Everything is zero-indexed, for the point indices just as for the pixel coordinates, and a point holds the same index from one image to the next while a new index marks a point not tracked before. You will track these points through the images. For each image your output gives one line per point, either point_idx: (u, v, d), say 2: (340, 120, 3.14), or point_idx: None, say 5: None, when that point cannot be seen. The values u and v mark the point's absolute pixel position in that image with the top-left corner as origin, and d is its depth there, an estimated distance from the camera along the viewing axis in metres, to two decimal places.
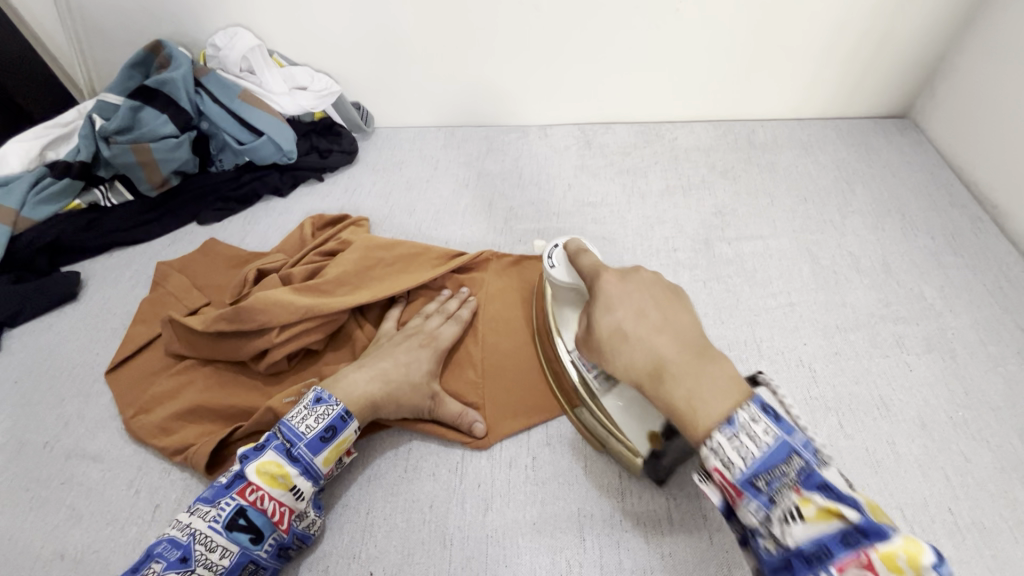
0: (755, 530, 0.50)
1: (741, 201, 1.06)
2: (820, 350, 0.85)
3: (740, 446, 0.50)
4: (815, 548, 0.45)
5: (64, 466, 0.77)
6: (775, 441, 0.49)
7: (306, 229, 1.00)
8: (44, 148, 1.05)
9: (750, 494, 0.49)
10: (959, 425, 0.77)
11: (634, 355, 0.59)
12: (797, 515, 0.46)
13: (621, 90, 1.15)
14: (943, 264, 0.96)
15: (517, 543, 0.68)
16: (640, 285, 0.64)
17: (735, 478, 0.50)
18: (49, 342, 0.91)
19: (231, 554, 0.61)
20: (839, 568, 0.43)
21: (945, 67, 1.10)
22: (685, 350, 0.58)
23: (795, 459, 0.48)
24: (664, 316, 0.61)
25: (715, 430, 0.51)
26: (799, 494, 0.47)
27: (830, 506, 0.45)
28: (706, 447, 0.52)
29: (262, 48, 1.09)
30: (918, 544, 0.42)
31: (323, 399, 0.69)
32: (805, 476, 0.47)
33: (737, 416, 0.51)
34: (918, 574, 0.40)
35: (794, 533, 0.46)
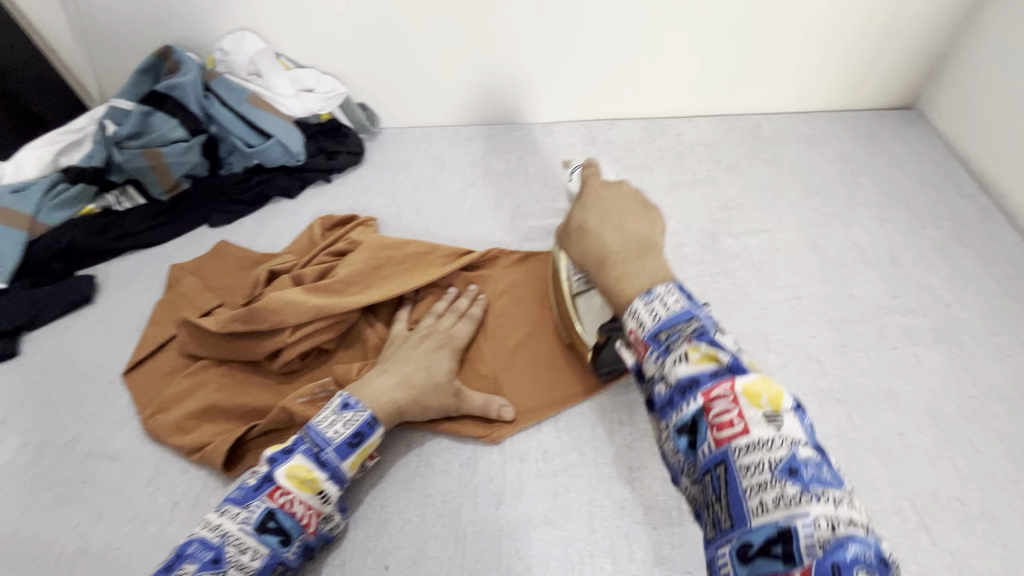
0: (652, 378, 0.50)
1: (747, 195, 1.07)
2: (828, 342, 0.85)
3: (652, 307, 0.52)
4: (690, 381, 0.46)
5: (85, 464, 0.79)
6: (682, 308, 0.51)
7: (315, 230, 1.01)
8: (57, 155, 1.07)
9: (652, 346, 0.50)
10: (968, 415, 0.77)
11: (589, 246, 0.63)
12: (684, 357, 0.48)
13: (625, 86, 1.16)
14: (950, 255, 0.96)
15: (530, 536, 0.69)
16: (619, 194, 0.66)
17: (644, 332, 0.51)
18: (67, 345, 0.93)
19: (261, 556, 0.62)
20: (707, 396, 0.45)
21: (951, 57, 1.09)
22: (632, 243, 0.61)
23: (695, 321, 0.50)
24: (626, 220, 0.64)
25: (636, 298, 0.54)
26: (690, 343, 0.48)
27: (711, 351, 0.47)
28: (628, 311, 0.54)
29: (268, 51, 1.09)
30: (778, 389, 0.44)
31: (350, 404, 0.70)
32: (699, 333, 0.49)
33: (655, 289, 0.54)
34: (774, 407, 0.43)
35: (678, 370, 0.47)
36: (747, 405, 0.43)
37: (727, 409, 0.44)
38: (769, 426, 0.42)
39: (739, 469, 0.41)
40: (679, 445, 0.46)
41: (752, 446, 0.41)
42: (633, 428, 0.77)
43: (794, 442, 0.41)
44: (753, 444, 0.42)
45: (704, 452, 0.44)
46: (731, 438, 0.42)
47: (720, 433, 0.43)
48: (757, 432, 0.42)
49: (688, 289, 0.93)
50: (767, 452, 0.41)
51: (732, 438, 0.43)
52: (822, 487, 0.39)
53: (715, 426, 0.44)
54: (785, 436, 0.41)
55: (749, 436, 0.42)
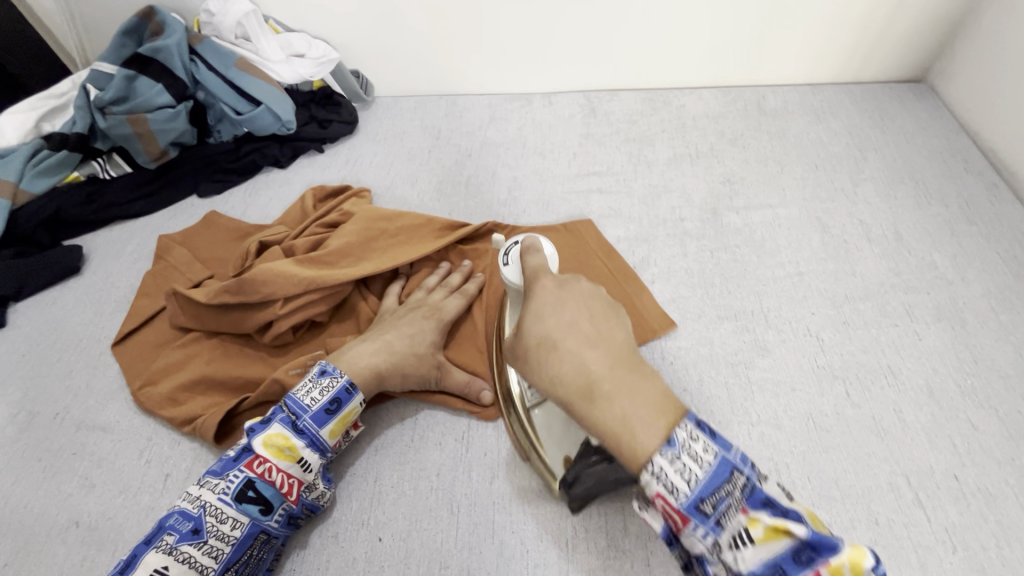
0: (702, 554, 0.46)
1: (750, 169, 1.04)
2: (828, 319, 0.84)
3: (682, 468, 0.45)
4: (769, 573, 0.43)
5: (75, 436, 0.78)
6: (716, 460, 0.45)
7: (307, 201, 0.98)
8: (39, 120, 1.03)
9: (696, 519, 0.45)
10: (967, 393, 0.76)
11: (561, 369, 0.50)
12: (747, 537, 0.44)
13: (627, 54, 1.11)
14: (956, 232, 0.94)
15: (524, 510, 0.69)
16: (580, 297, 0.54)
17: (681, 505, 0.45)
18: (54, 316, 0.91)
19: (241, 526, 0.61)
20: None
21: (964, 27, 1.05)
22: (617, 361, 0.50)
23: (738, 476, 0.45)
24: (597, 326, 0.52)
25: (655, 454, 0.46)
26: (747, 516, 0.44)
27: (778, 525, 0.43)
28: (646, 473, 0.46)
29: (257, 14, 1.05)
30: (858, 549, 0.42)
31: (328, 371, 0.69)
32: (750, 495, 0.45)
33: (676, 435, 0.46)
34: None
35: (745, 557, 0.43)
36: (755, 524, 0.43)
37: None
38: None
39: (738, 564, 0.44)
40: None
41: None
42: None
43: (775, 531, 0.43)
44: None
45: None
46: None
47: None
48: (743, 531, 0.44)
49: (687, 264, 0.91)
50: None
51: (720, 535, 0.45)
52: (808, 570, 0.42)
53: None
54: None
55: (737, 533, 0.44)
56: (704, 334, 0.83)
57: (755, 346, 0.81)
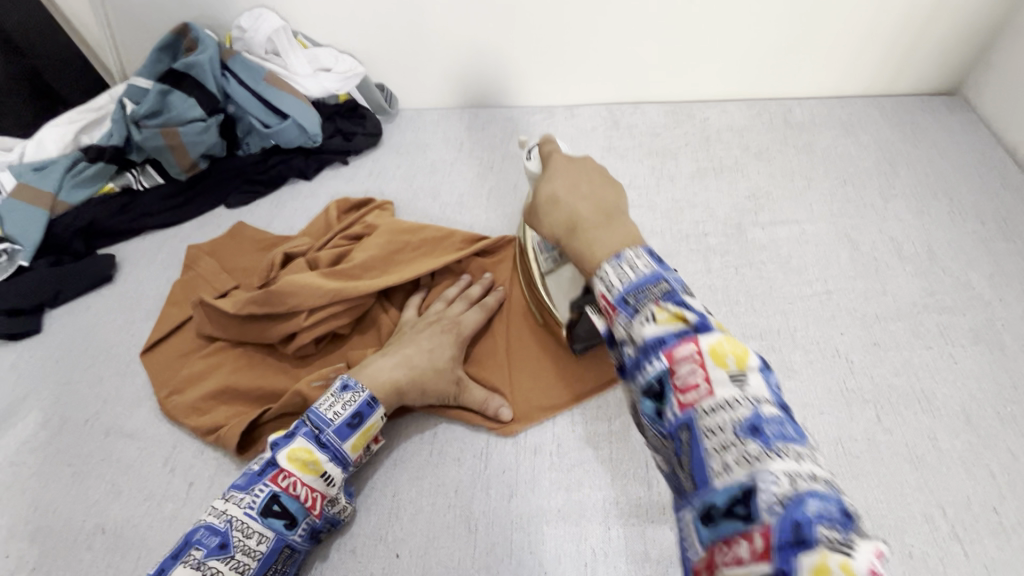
0: (621, 341, 0.50)
1: (775, 184, 1.02)
2: (857, 340, 0.82)
3: (622, 271, 0.52)
4: (657, 342, 0.46)
5: (103, 443, 0.80)
6: (650, 272, 0.52)
7: (332, 213, 1.00)
8: (78, 133, 1.07)
9: (620, 309, 0.51)
10: (1007, 421, 0.73)
11: (556, 215, 0.63)
12: (651, 318, 0.48)
13: (651, 66, 1.11)
14: (993, 251, 0.91)
15: (542, 529, 0.68)
16: (583, 168, 0.67)
17: (613, 297, 0.52)
18: (86, 323, 0.94)
19: (267, 540, 0.62)
20: (672, 358, 0.45)
21: (1002, 38, 1.02)
22: (601, 211, 0.61)
23: (663, 283, 0.50)
24: (591, 189, 0.64)
25: (606, 263, 0.54)
26: (658, 305, 0.48)
27: (678, 312, 0.47)
28: (598, 277, 0.55)
29: (286, 29, 1.08)
30: (744, 348, 0.45)
31: (350, 385, 0.69)
32: (667, 294, 0.49)
33: (624, 253, 0.54)
34: (739, 368, 0.44)
35: (645, 331, 0.48)
36: (714, 366, 0.44)
37: (693, 373, 0.44)
38: (732, 387, 0.43)
39: (703, 429, 0.42)
40: (647, 406, 0.48)
41: (715, 409, 0.42)
42: None
43: (757, 399, 0.42)
44: (716, 406, 0.42)
45: (669, 415, 0.45)
46: (695, 402, 0.43)
47: (685, 397, 0.44)
48: (722, 393, 0.42)
49: (710, 281, 0.90)
50: (730, 413, 0.41)
51: (696, 403, 0.43)
52: (785, 443, 0.39)
53: (681, 392, 0.44)
54: (748, 395, 0.42)
55: (716, 398, 0.42)
56: None
57: (781, 367, 0.80)
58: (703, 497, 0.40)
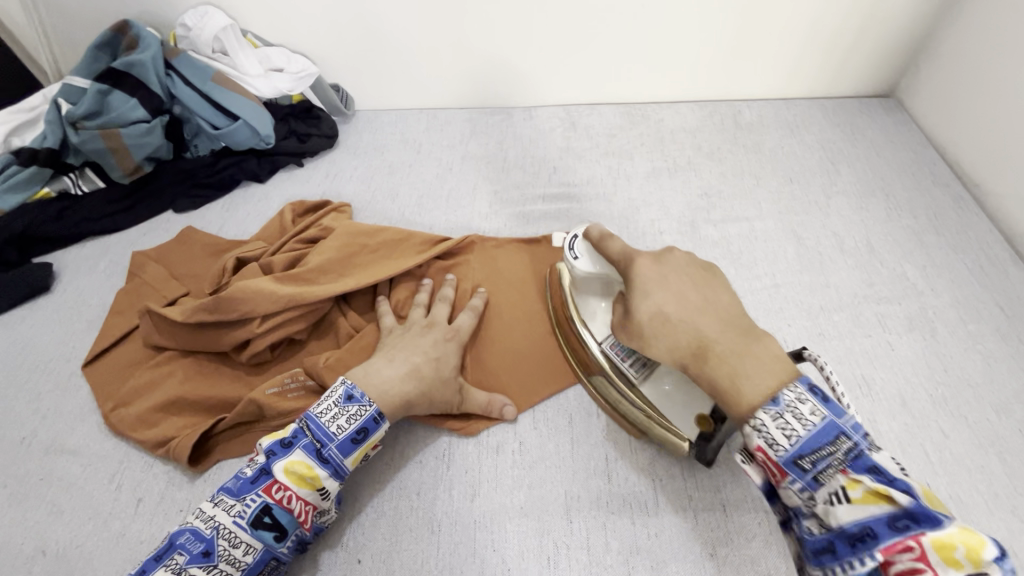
0: (798, 509, 0.54)
1: (726, 182, 1.06)
2: (804, 331, 0.85)
3: (784, 422, 0.52)
4: (862, 531, 0.48)
5: (42, 461, 0.76)
6: (823, 422, 0.52)
7: (286, 216, 0.97)
8: (8, 135, 1.01)
9: (793, 473, 0.52)
10: (938, 402, 0.78)
11: (677, 339, 0.61)
12: (844, 496, 0.49)
13: (606, 68, 1.13)
14: (925, 243, 0.96)
15: (504, 527, 0.68)
16: (676, 267, 0.66)
17: (780, 458, 0.52)
18: (22, 336, 0.89)
19: (254, 552, 0.60)
20: (887, 556, 0.46)
21: (930, 44, 1.09)
22: (730, 329, 0.60)
23: (843, 441, 0.51)
24: (702, 295, 0.64)
25: (760, 408, 0.54)
26: (847, 477, 0.50)
27: (879, 489, 0.48)
28: (750, 427, 0.54)
29: (234, 28, 1.04)
30: (978, 538, 0.44)
31: (355, 397, 0.66)
32: (854, 459, 0.50)
33: (782, 394, 0.54)
34: (977, 568, 0.43)
35: (838, 514, 0.49)
36: (945, 567, 0.44)
37: (918, 573, 0.44)
38: None
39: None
40: None
41: None
42: (610, 418, 0.77)
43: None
44: None
45: None
46: None
47: (891, 568, 0.46)
48: None
49: None
50: None
51: None
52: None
53: None
54: None
55: None
56: None
57: None
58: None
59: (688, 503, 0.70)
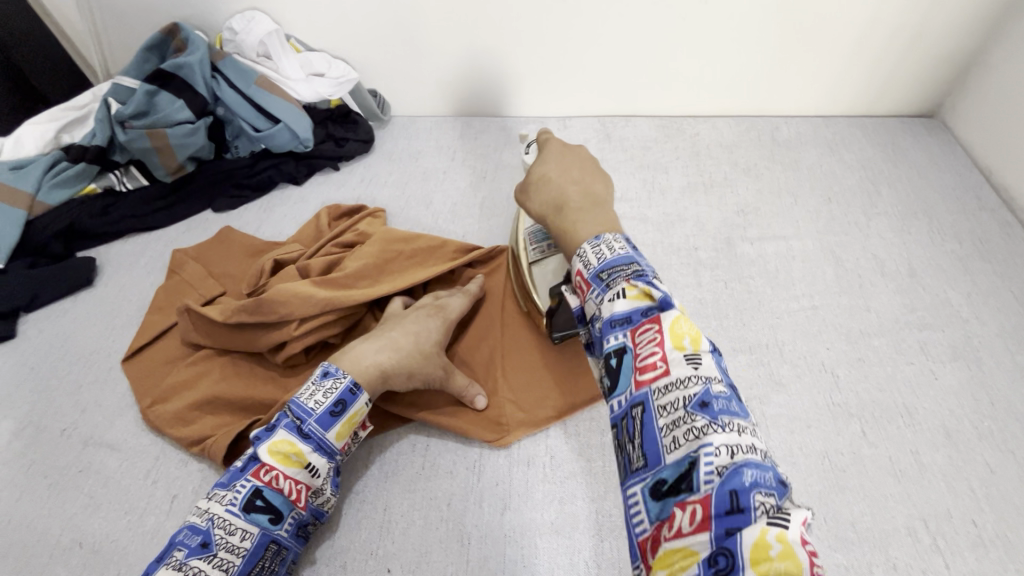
0: (593, 317, 0.54)
1: (763, 200, 1.04)
2: (843, 355, 0.84)
3: (599, 249, 0.56)
4: (623, 317, 0.50)
5: (81, 453, 0.78)
6: (625, 253, 0.55)
7: (322, 219, 0.98)
8: (59, 132, 1.04)
9: (595, 285, 0.54)
10: (985, 436, 0.76)
11: (545, 197, 0.67)
12: (621, 294, 0.51)
13: (643, 81, 1.13)
14: (970, 270, 0.94)
15: (535, 543, 0.68)
16: (577, 156, 0.70)
17: (589, 272, 0.55)
18: (64, 329, 0.91)
19: (251, 536, 0.60)
20: (635, 334, 0.49)
21: (977, 66, 1.07)
22: (587, 197, 0.65)
23: (635, 265, 0.53)
24: (583, 175, 0.68)
25: (586, 242, 0.59)
26: (628, 282, 0.51)
27: (646, 289, 0.50)
28: (577, 254, 0.58)
29: (279, 33, 1.06)
30: (699, 331, 0.48)
31: (331, 372, 0.68)
32: (637, 275, 0.52)
33: (605, 236, 0.58)
34: (694, 349, 0.46)
35: (614, 307, 0.51)
36: (672, 348, 0.47)
37: (652, 353, 0.47)
38: (688, 366, 0.45)
39: (658, 408, 0.45)
40: (607, 381, 0.50)
41: (670, 386, 0.45)
42: None
43: (708, 379, 0.45)
44: (672, 384, 0.45)
45: (625, 392, 0.48)
46: (652, 379, 0.46)
47: (642, 375, 0.47)
48: (677, 371, 0.45)
49: (701, 294, 0.91)
50: (682, 390, 0.44)
51: (652, 381, 0.46)
52: (729, 418, 0.42)
53: (639, 369, 0.47)
54: (701, 374, 0.45)
55: (670, 376, 0.45)
56: None
57: (769, 381, 0.81)
58: (653, 472, 0.43)
59: None
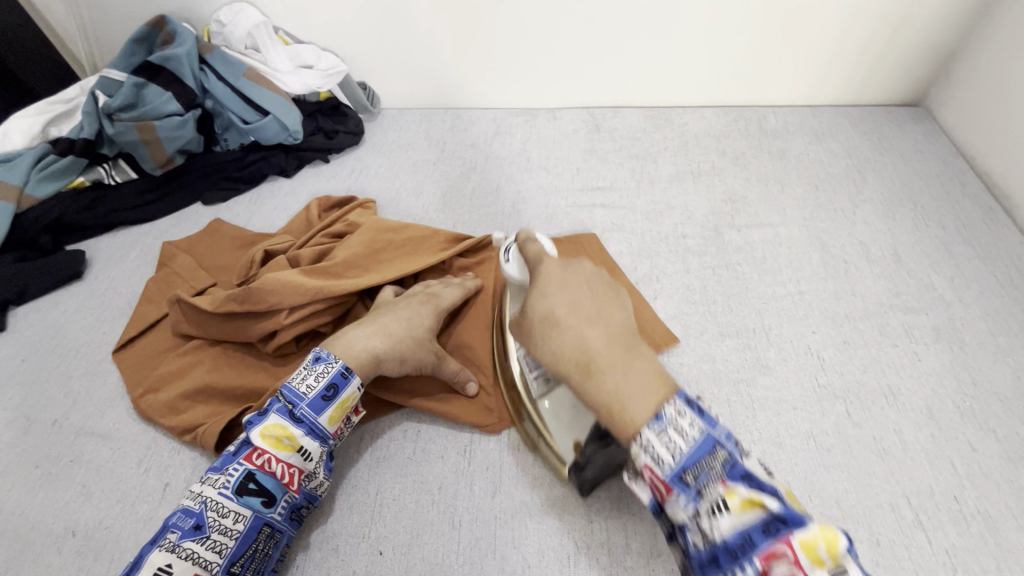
0: (683, 524, 0.50)
1: (751, 189, 1.05)
2: (828, 338, 0.85)
3: (668, 438, 0.50)
4: (740, 539, 0.45)
5: (73, 443, 0.78)
6: (701, 434, 0.49)
7: (312, 211, 0.99)
8: (46, 125, 1.03)
9: (677, 488, 0.49)
10: (966, 415, 0.77)
11: (562, 345, 0.57)
12: (724, 506, 0.46)
13: (632, 72, 1.13)
14: (954, 254, 0.95)
15: (526, 524, 0.69)
16: (582, 276, 0.62)
17: (665, 473, 0.49)
18: (54, 321, 0.91)
19: (244, 519, 0.60)
20: (763, 559, 0.43)
21: (959, 54, 1.08)
22: (614, 339, 0.57)
23: (720, 450, 0.49)
24: (597, 305, 0.59)
25: (645, 428, 0.51)
26: (725, 487, 0.47)
27: (755, 496, 0.45)
28: (635, 444, 0.51)
29: (267, 25, 1.06)
30: (836, 532, 0.43)
31: (322, 357, 0.68)
32: (730, 467, 0.48)
33: (664, 411, 0.51)
34: (836, 560, 0.42)
35: (720, 526, 0.46)
36: (813, 567, 0.42)
37: None
38: None
39: None
40: None
41: None
42: None
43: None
44: None
45: None
46: None
47: None
48: None
49: (689, 280, 0.92)
50: None
51: None
52: None
53: None
54: None
55: None
56: (707, 351, 0.84)
57: (756, 364, 0.82)
58: None
59: None
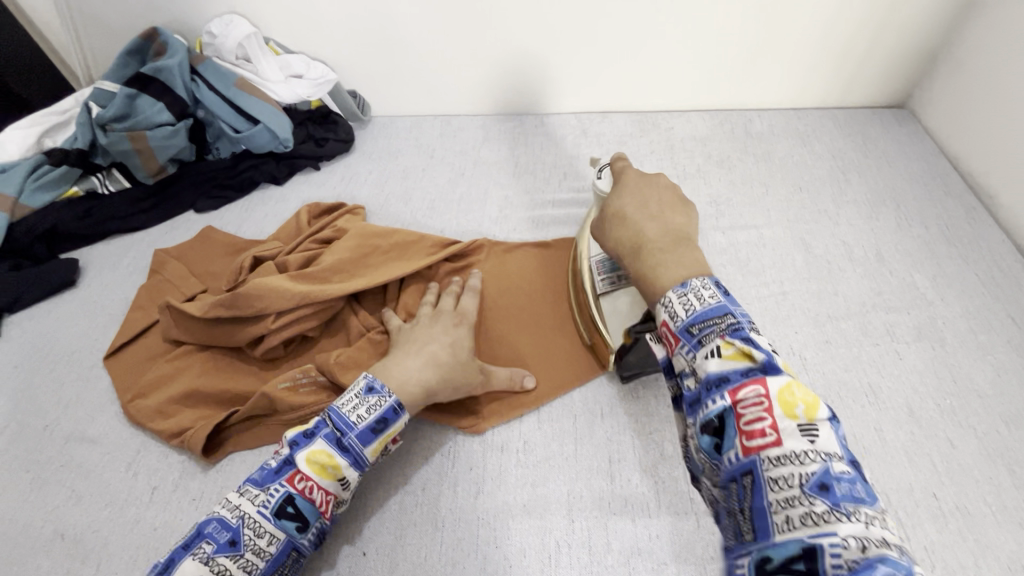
0: (682, 372, 0.53)
1: (735, 191, 1.07)
2: (810, 338, 0.86)
3: (687, 300, 0.54)
4: (719, 378, 0.48)
5: (63, 448, 0.79)
6: (717, 303, 0.53)
7: (302, 217, 1.00)
8: (41, 136, 1.05)
9: (684, 339, 0.53)
10: (946, 412, 0.78)
11: (624, 232, 0.66)
12: (717, 353, 0.50)
13: (618, 77, 1.15)
14: (936, 253, 0.96)
15: (507, 525, 0.69)
16: (657, 187, 0.70)
17: (676, 325, 0.54)
18: (46, 329, 0.92)
19: (276, 542, 0.60)
20: (737, 395, 0.47)
21: (942, 56, 1.09)
22: (667, 234, 0.64)
23: (729, 317, 0.52)
24: (662, 210, 0.67)
25: (670, 291, 0.56)
26: (724, 339, 0.50)
27: (746, 349, 0.48)
28: (660, 305, 0.56)
29: (257, 36, 1.08)
30: (815, 398, 0.46)
31: (376, 389, 0.67)
32: (733, 329, 0.51)
33: (691, 282, 0.56)
34: (810, 420, 0.44)
35: (709, 366, 0.50)
36: (783, 417, 0.45)
37: (760, 420, 0.45)
38: (804, 440, 0.44)
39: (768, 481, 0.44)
40: (703, 444, 0.49)
41: (783, 460, 0.43)
42: (614, 420, 0.77)
43: (828, 455, 0.43)
44: (785, 457, 0.43)
45: (731, 459, 0.46)
46: (762, 449, 0.44)
47: (750, 442, 0.45)
48: (790, 444, 0.44)
49: None
50: (798, 467, 0.43)
51: (761, 450, 0.45)
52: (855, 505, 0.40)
53: (746, 436, 0.46)
54: (819, 450, 0.43)
55: (782, 449, 0.44)
56: None
57: None
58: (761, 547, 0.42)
59: (688, 506, 0.70)
